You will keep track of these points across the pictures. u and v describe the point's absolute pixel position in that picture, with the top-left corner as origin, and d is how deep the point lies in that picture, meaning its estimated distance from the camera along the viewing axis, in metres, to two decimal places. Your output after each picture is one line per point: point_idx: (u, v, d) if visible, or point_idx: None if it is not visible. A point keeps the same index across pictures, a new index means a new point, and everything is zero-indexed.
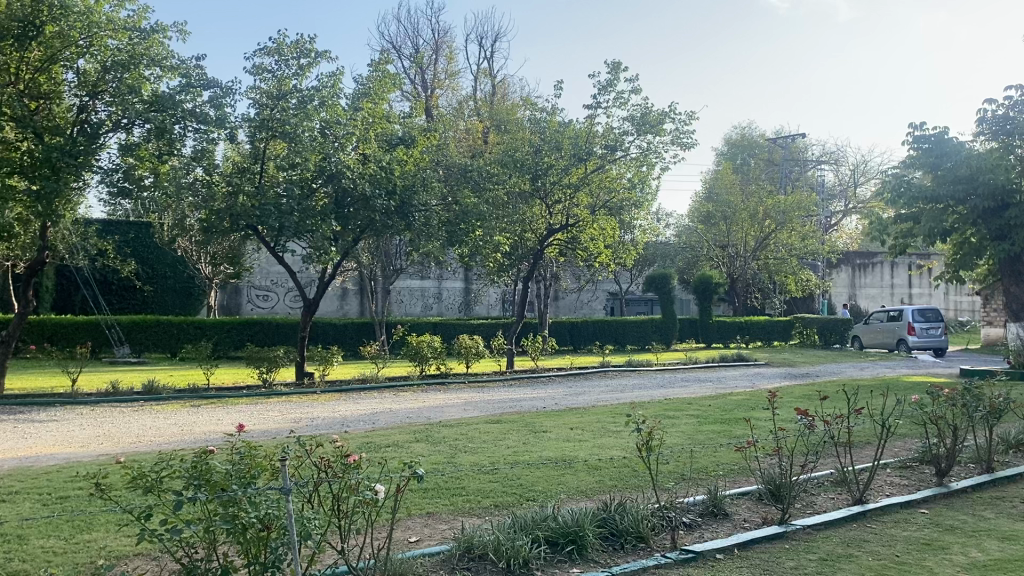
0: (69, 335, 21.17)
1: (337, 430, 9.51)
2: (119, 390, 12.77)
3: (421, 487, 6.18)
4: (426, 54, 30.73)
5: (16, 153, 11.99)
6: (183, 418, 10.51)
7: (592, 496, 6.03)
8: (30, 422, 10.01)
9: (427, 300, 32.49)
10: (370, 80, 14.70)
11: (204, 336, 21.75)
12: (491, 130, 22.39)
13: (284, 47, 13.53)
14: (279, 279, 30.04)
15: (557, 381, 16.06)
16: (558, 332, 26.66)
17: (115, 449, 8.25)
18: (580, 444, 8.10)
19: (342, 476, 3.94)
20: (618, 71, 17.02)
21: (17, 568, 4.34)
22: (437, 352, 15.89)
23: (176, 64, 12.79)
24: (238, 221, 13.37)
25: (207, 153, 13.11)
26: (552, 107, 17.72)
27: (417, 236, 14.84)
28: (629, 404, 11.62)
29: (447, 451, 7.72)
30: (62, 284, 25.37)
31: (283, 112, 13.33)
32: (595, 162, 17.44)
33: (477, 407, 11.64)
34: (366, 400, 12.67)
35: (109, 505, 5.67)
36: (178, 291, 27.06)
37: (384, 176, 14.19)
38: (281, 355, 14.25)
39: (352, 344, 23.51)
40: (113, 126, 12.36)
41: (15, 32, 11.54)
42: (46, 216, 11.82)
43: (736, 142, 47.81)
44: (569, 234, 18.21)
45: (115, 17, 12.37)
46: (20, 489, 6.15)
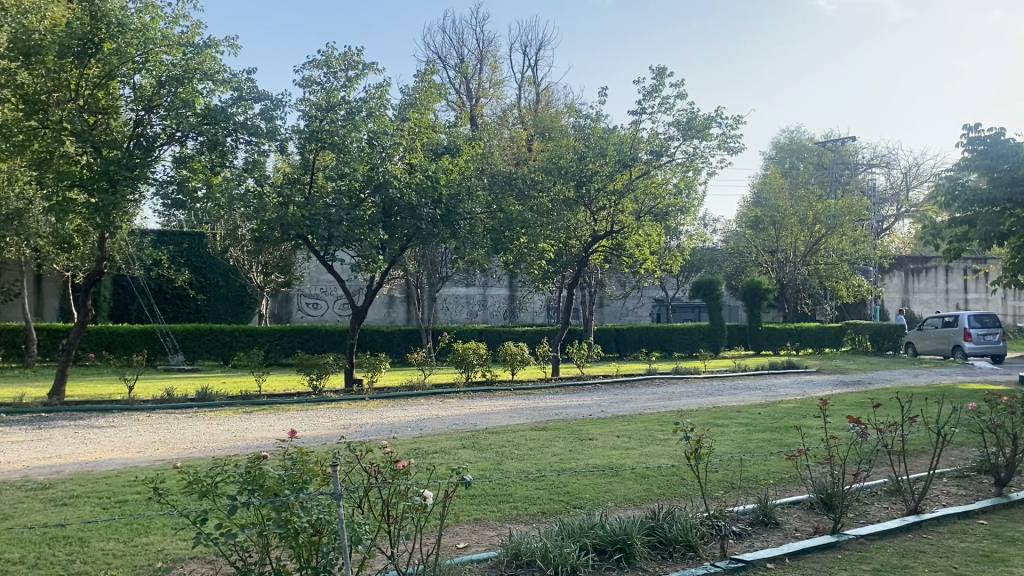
0: (126, 343, 21.69)
1: (386, 436, 9.62)
2: (174, 397, 13.06)
3: (469, 493, 6.22)
4: (471, 64, 30.98)
5: (76, 166, 12.29)
6: (236, 424, 10.70)
7: (639, 505, 6.00)
8: (90, 428, 10.30)
9: (472, 307, 32.64)
10: (416, 90, 14.82)
11: (256, 343, 22.19)
12: (535, 138, 22.45)
13: (333, 59, 13.74)
14: (329, 287, 30.45)
15: (604, 388, 16.00)
16: (603, 338, 26.58)
17: (170, 454, 8.44)
18: (628, 452, 8.06)
19: (391, 481, 3.99)
20: (663, 76, 16.93)
21: (79, 569, 4.48)
22: (483, 359, 15.95)
23: (227, 77, 13.05)
24: (288, 231, 13.62)
25: (258, 165, 13.36)
26: (596, 113, 17.67)
27: (462, 244, 14.91)
28: (677, 412, 11.53)
29: (494, 458, 7.76)
30: (119, 293, 26.06)
31: (331, 123, 13.64)
32: (640, 168, 17.25)
33: (523, 414, 11.64)
34: (414, 407, 12.76)
35: (166, 509, 5.83)
36: (230, 300, 27.60)
37: (430, 186, 14.31)
38: (330, 362, 14.42)
39: (399, 351, 23.73)
40: (167, 139, 12.71)
41: (75, 49, 11.97)
42: (104, 227, 12.26)
43: (784, 146, 47.19)
44: (614, 240, 18.18)
45: (170, 33, 12.68)
46: (82, 492, 6.33)
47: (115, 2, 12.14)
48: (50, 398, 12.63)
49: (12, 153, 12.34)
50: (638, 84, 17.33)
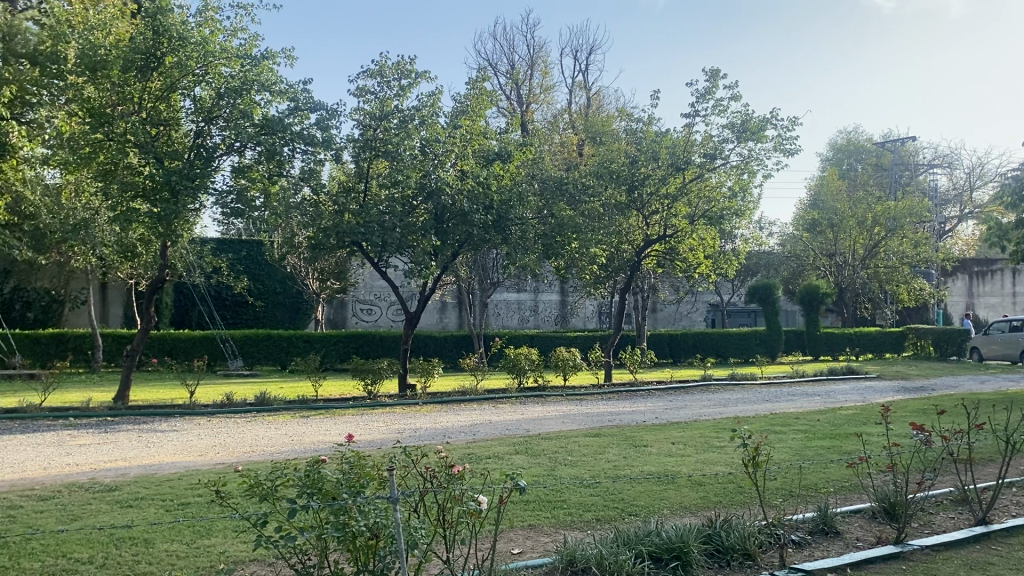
0: (187, 350, 22.17)
1: (440, 440, 9.69)
2: (234, 402, 13.32)
3: (522, 499, 6.22)
4: (522, 70, 31.06)
5: (140, 177, 12.59)
6: (294, 428, 10.87)
7: (695, 513, 5.93)
8: (153, 432, 10.58)
9: (523, 312, 32.69)
10: (468, 97, 14.85)
11: (313, 349, 22.56)
12: (586, 142, 22.38)
13: (386, 68, 13.90)
14: (382, 293, 30.79)
15: (658, 394, 15.86)
16: (656, 344, 26.32)
17: (231, 458, 8.62)
18: (683, 459, 7.98)
19: (447, 487, 4.01)
20: (717, 79, 16.76)
21: (144, 569, 4.61)
22: (535, 364, 15.94)
23: (284, 88, 13.29)
24: (343, 238, 13.84)
25: (315, 174, 13.59)
26: (648, 116, 17.61)
27: (513, 250, 14.92)
28: (732, 419, 11.37)
29: (547, 464, 7.74)
30: (180, 300, 26.73)
31: (385, 132, 13.87)
32: (693, 171, 17.12)
33: (577, 420, 11.58)
34: (466, 412, 12.79)
35: (228, 512, 5.95)
36: (287, 306, 28.14)
37: (482, 192, 14.39)
38: (384, 367, 14.57)
39: (452, 356, 23.86)
40: (227, 149, 13.00)
41: (138, 63, 12.39)
42: (167, 236, 12.62)
43: (841, 146, 46.26)
44: (667, 245, 18.02)
45: (228, 46, 12.96)
46: (145, 495, 6.49)
47: (177, 18, 12.46)
48: (116, 403, 12.99)
49: (78, 164, 12.69)
50: (691, 87, 17.21)
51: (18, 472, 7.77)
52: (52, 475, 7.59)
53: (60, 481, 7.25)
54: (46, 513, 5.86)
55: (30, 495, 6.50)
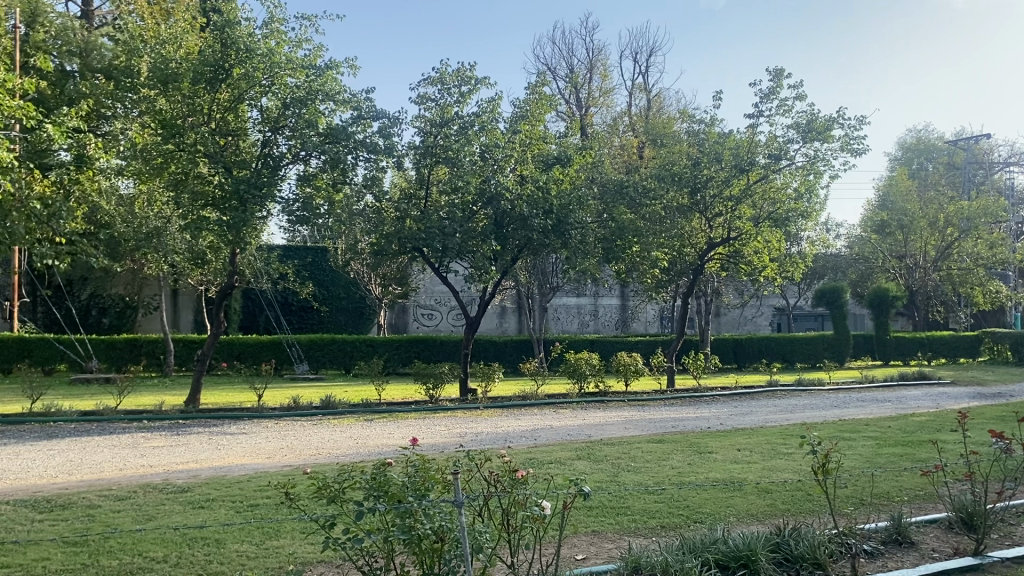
0: (255, 354, 22.55)
1: (502, 445, 9.70)
2: (300, 405, 13.57)
3: (586, 505, 6.17)
4: (581, 74, 31.00)
5: (209, 187, 12.95)
6: (359, 431, 11.00)
7: (763, 520, 5.82)
8: (223, 434, 10.84)
9: (584, 317, 32.56)
10: (527, 102, 14.85)
11: (376, 353, 22.89)
12: (646, 145, 22.24)
13: (447, 76, 14.02)
14: (443, 298, 31.01)
15: (722, 400, 15.61)
16: (720, 349, 25.75)
17: (298, 460, 8.76)
18: (749, 466, 7.84)
19: (511, 491, 4.00)
20: (781, 78, 16.45)
21: (216, 569, 4.72)
22: (596, 369, 15.84)
23: (348, 97, 13.51)
24: (405, 244, 14.00)
25: (377, 181, 13.75)
26: (710, 117, 17.39)
27: (573, 254, 14.87)
28: (800, 425, 11.12)
29: (609, 469, 7.69)
30: (248, 305, 27.37)
31: (445, 138, 13.95)
32: (758, 173, 16.84)
33: (639, 425, 11.47)
34: (528, 416, 12.79)
35: (296, 513, 6.06)
36: (351, 312, 28.59)
37: (541, 197, 14.28)
38: (446, 371, 14.65)
39: (512, 361, 23.92)
40: (293, 158, 13.29)
41: (207, 76, 12.69)
42: (235, 243, 12.88)
43: (911, 145, 45.05)
44: (731, 248, 17.77)
45: (293, 57, 13.20)
46: (216, 496, 6.65)
47: (244, 30, 12.80)
48: (187, 406, 13.36)
49: (152, 174, 13.08)
50: (755, 87, 16.94)
51: (96, 472, 8.05)
52: (128, 476, 7.83)
53: (134, 481, 7.48)
54: (122, 513, 6.04)
55: (108, 495, 6.72)
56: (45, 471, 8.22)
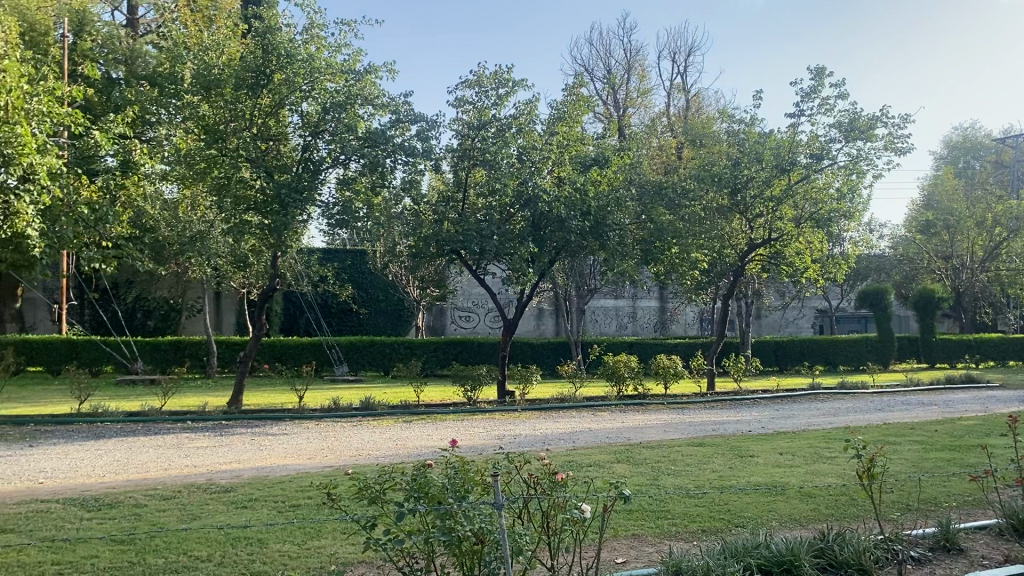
0: (296, 356, 22.81)
1: (541, 447, 9.68)
2: (340, 407, 13.68)
3: (626, 509, 6.13)
4: (618, 74, 30.88)
5: (252, 191, 13.08)
6: (398, 433, 11.05)
7: (806, 525, 5.73)
8: (265, 435, 10.96)
9: (622, 319, 32.40)
10: (565, 104, 14.76)
11: (414, 356, 23.10)
12: (685, 146, 22.09)
13: (484, 78, 14.03)
14: (480, 301, 31.09)
15: (764, 403, 15.42)
16: (761, 352, 25.45)
17: (339, 461, 8.85)
18: (792, 470, 7.73)
19: (550, 494, 3.99)
20: (822, 76, 16.24)
21: (259, 569, 4.77)
22: (635, 372, 15.73)
23: (386, 102, 13.66)
24: (443, 247, 14.04)
25: (415, 184, 13.89)
26: (750, 117, 17.21)
27: (612, 255, 14.77)
28: (844, 429, 10.95)
29: (649, 473, 7.63)
30: (289, 308, 27.72)
31: (483, 141, 14.00)
32: (799, 173, 16.66)
33: (679, 429, 11.38)
34: (566, 419, 12.75)
35: (337, 514, 6.12)
36: (389, 314, 28.79)
37: (578, 199, 14.16)
38: (484, 373, 14.66)
39: (550, 363, 23.90)
40: (333, 162, 13.41)
41: (249, 81, 12.96)
42: (277, 247, 13.15)
43: (957, 144, 44.17)
44: (772, 248, 17.55)
45: (333, 62, 13.32)
46: (260, 496, 6.73)
47: (285, 36, 12.97)
48: (230, 407, 13.52)
49: (196, 179, 13.31)
50: (796, 86, 16.70)
51: (142, 472, 8.19)
52: (172, 476, 7.96)
53: (179, 481, 7.60)
54: (168, 512, 6.14)
55: (153, 494, 6.83)
56: (93, 470, 8.39)
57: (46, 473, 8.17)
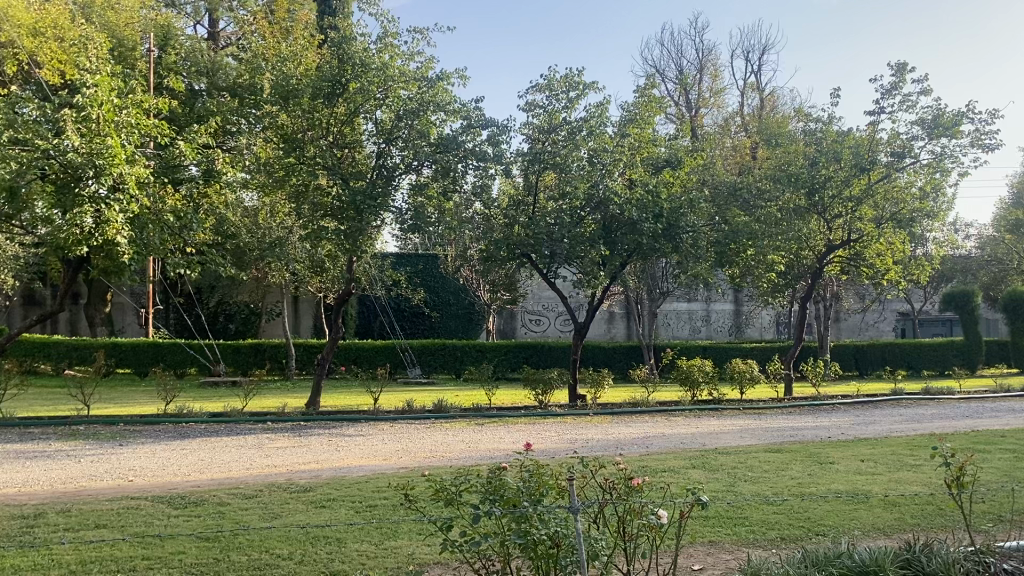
0: (371, 359, 23.12)
1: (615, 452, 9.65)
2: (413, 408, 13.90)
3: (702, 515, 6.05)
4: (691, 74, 30.53)
5: (328, 198, 13.43)
6: (471, 435, 11.16)
7: (890, 535, 5.57)
8: (343, 436, 11.18)
9: (695, 323, 32.02)
10: (636, 105, 14.68)
11: (485, 358, 23.25)
12: (760, 144, 21.73)
13: (555, 82, 14.03)
14: (551, 304, 31.15)
15: (844, 409, 15.02)
16: (841, 357, 24.82)
17: (414, 462, 8.98)
18: (875, 478, 7.51)
19: (626, 499, 3.96)
20: (904, 72, 15.75)
21: (338, 568, 4.85)
22: (709, 376, 15.43)
23: (458, 107, 13.73)
24: (514, 250, 14.08)
25: (485, 189, 13.99)
26: (827, 115, 16.82)
27: (685, 258, 14.55)
28: (930, 435, 10.58)
29: (726, 479, 7.51)
30: (364, 311, 28.27)
31: (553, 145, 14.11)
32: (879, 172, 16.14)
33: (756, 434, 11.16)
34: (640, 424, 12.64)
35: (414, 514, 6.21)
36: (460, 317, 29.02)
37: (650, 201, 14.03)
38: (555, 377, 14.62)
39: (621, 367, 23.76)
40: (405, 168, 13.63)
41: (325, 91, 13.13)
42: (353, 252, 13.20)
43: None
44: (852, 249, 17.14)
45: (406, 70, 13.53)
46: (337, 496, 6.88)
47: (359, 45, 13.22)
48: (308, 409, 13.84)
49: (275, 186, 13.72)
50: (876, 83, 16.28)
51: (225, 471, 8.45)
52: (254, 475, 8.19)
53: (260, 480, 7.80)
54: (250, 511, 6.32)
55: (237, 493, 7.04)
56: (179, 469, 8.68)
57: (134, 471, 8.49)
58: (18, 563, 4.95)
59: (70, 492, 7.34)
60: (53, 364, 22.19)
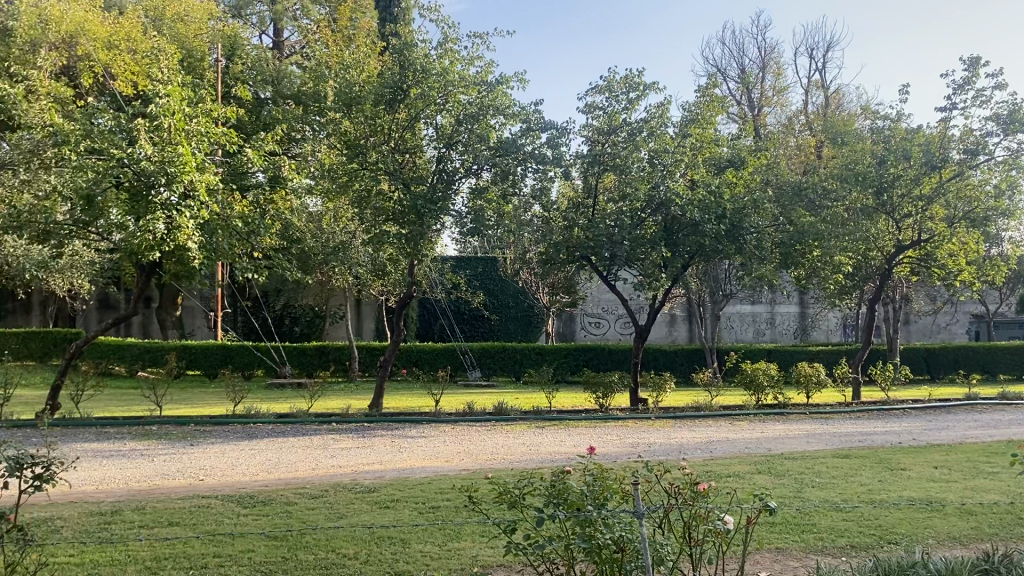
0: (432, 361, 23.34)
1: (679, 456, 9.56)
2: (474, 411, 13.97)
3: (769, 521, 5.95)
4: (753, 73, 30.09)
5: (390, 203, 13.60)
6: (532, 438, 11.16)
7: (968, 545, 5.39)
8: (405, 438, 11.30)
9: (759, 325, 31.48)
10: (697, 105, 14.49)
11: (544, 361, 23.22)
12: (825, 143, 21.29)
13: (614, 83, 13.97)
14: (611, 306, 31.01)
15: (915, 414, 14.59)
16: (912, 360, 24.12)
17: (476, 465, 9.03)
18: (949, 485, 7.29)
19: (692, 504, 3.90)
20: (977, 66, 15.24)
21: (402, 569, 4.92)
22: (774, 380, 15.15)
23: (517, 111, 13.77)
24: (574, 253, 14.05)
25: (545, 192, 14.00)
26: (895, 113, 16.40)
27: (749, 259, 14.34)
28: (1007, 442, 10.20)
29: (793, 485, 7.37)
30: (424, 314, 28.55)
31: (613, 146, 14.00)
32: (951, 170, 15.67)
33: (824, 439, 10.92)
34: (703, 428, 12.49)
35: (477, 516, 6.25)
36: (520, 320, 29.08)
37: (713, 202, 13.83)
38: (616, 381, 14.52)
39: (683, 370, 23.50)
40: (465, 172, 13.71)
41: (386, 97, 13.40)
42: (414, 256, 13.37)
43: None
44: (922, 249, 16.68)
45: (466, 75, 13.62)
46: (401, 497, 6.97)
47: (420, 51, 13.36)
48: (371, 410, 14.03)
49: (338, 192, 13.92)
50: (948, 78, 15.79)
51: (292, 471, 8.62)
52: (320, 475, 8.35)
53: (326, 481, 7.94)
54: (317, 511, 6.44)
55: (304, 493, 7.18)
56: (248, 469, 8.88)
57: (205, 471, 8.70)
58: (96, 558, 5.13)
59: (144, 490, 7.57)
60: (127, 366, 22.86)
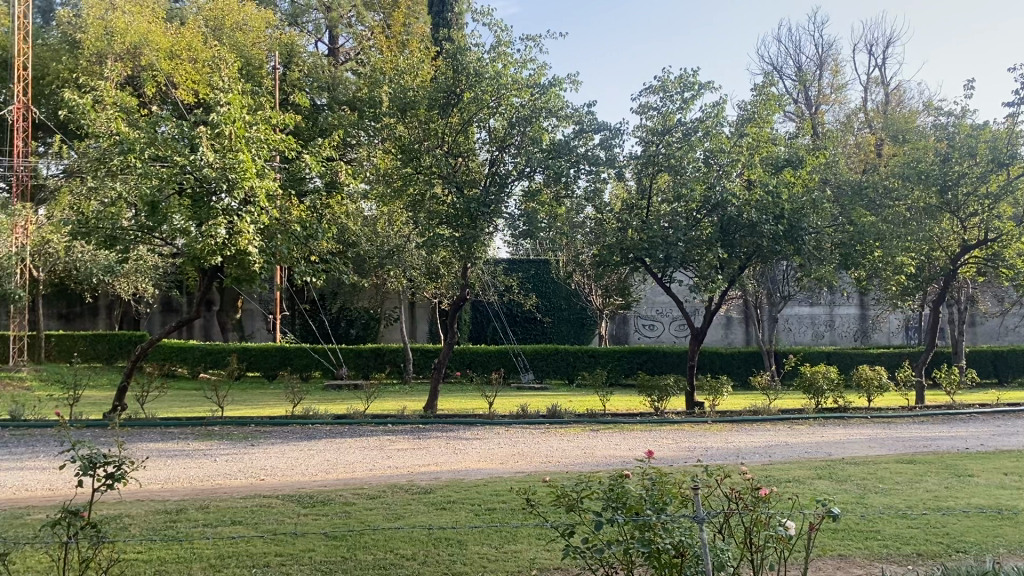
0: (485, 363, 23.41)
1: (737, 461, 9.45)
2: (528, 413, 13.97)
3: (832, 527, 5.85)
4: (810, 71, 29.59)
5: (444, 207, 13.69)
6: (586, 441, 11.13)
7: None
8: (460, 440, 11.36)
9: (818, 327, 30.91)
10: (753, 104, 14.28)
11: (598, 364, 23.09)
12: (886, 142, 20.85)
13: (669, 83, 13.87)
14: (664, 309, 30.78)
15: (982, 419, 14.17)
16: (978, 362, 23.39)
17: (531, 467, 9.05)
18: (1019, 492, 7.06)
19: (753, 510, 3.83)
20: None
21: (461, 570, 4.95)
22: (834, 384, 14.84)
23: (570, 112, 13.76)
24: (627, 255, 13.99)
25: (598, 193, 13.94)
26: (959, 109, 15.97)
27: (807, 260, 14.07)
28: None
29: (855, 490, 7.21)
30: (477, 317, 28.70)
31: (668, 146, 13.79)
32: (1021, 167, 15.12)
33: (887, 444, 10.66)
34: (761, 432, 12.30)
35: (534, 519, 6.24)
36: (572, 322, 29.03)
37: (771, 202, 13.61)
38: (671, 384, 14.40)
39: (740, 373, 23.17)
40: (518, 175, 13.69)
41: (440, 101, 13.54)
42: (467, 258, 13.47)
43: None
44: (989, 249, 16.18)
45: (519, 78, 13.64)
46: (457, 498, 7.01)
47: (473, 55, 13.39)
48: (426, 412, 14.13)
49: (393, 197, 14.09)
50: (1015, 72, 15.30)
51: (350, 472, 8.74)
52: (378, 476, 8.45)
53: (384, 481, 8.03)
54: (375, 511, 6.51)
55: (363, 493, 7.27)
56: (308, 469, 9.02)
57: (266, 471, 8.86)
58: (164, 556, 5.27)
59: (209, 489, 7.74)
60: (189, 368, 23.41)
